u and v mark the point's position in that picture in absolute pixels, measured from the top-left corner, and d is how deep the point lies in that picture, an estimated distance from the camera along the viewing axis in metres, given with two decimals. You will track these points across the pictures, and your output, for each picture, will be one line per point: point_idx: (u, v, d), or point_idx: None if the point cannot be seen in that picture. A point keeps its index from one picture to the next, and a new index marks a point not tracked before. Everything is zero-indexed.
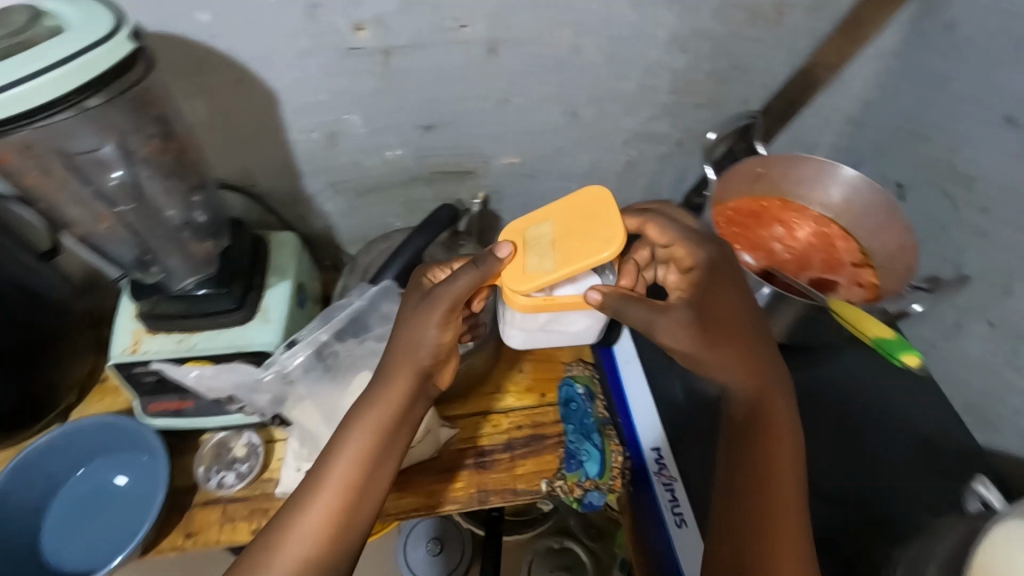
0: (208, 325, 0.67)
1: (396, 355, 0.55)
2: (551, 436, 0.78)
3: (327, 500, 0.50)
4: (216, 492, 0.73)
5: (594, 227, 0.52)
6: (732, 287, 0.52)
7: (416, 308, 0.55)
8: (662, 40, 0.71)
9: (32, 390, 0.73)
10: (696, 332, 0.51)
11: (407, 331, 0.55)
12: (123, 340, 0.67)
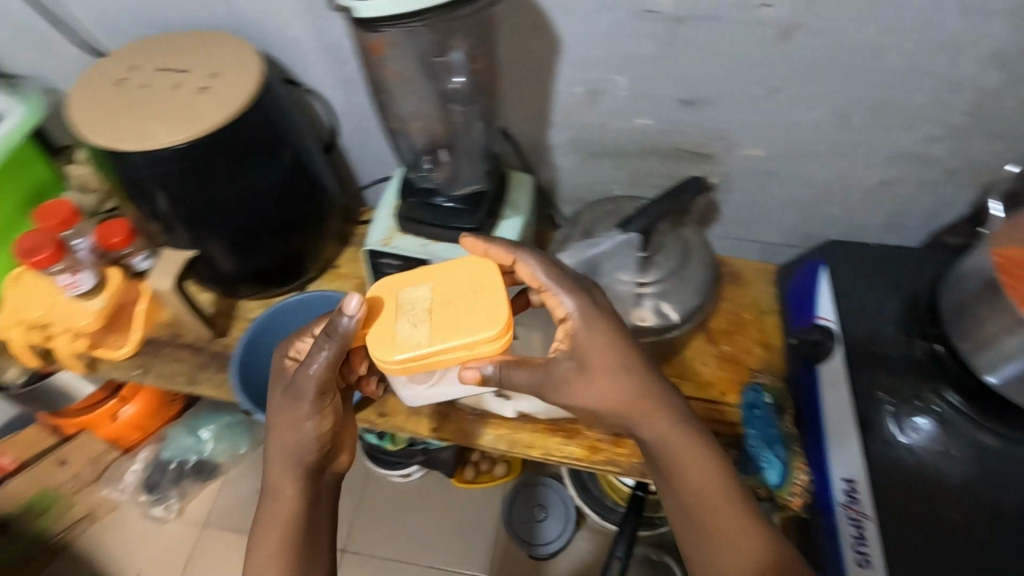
0: (450, 238, 0.75)
1: (281, 449, 0.58)
2: (726, 435, 0.77)
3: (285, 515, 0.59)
4: None
5: (472, 302, 0.57)
6: (612, 341, 0.57)
7: (277, 414, 0.59)
8: (981, 54, 0.64)
9: (289, 257, 0.87)
10: (641, 407, 0.57)
11: (273, 433, 0.59)
12: (379, 233, 0.76)
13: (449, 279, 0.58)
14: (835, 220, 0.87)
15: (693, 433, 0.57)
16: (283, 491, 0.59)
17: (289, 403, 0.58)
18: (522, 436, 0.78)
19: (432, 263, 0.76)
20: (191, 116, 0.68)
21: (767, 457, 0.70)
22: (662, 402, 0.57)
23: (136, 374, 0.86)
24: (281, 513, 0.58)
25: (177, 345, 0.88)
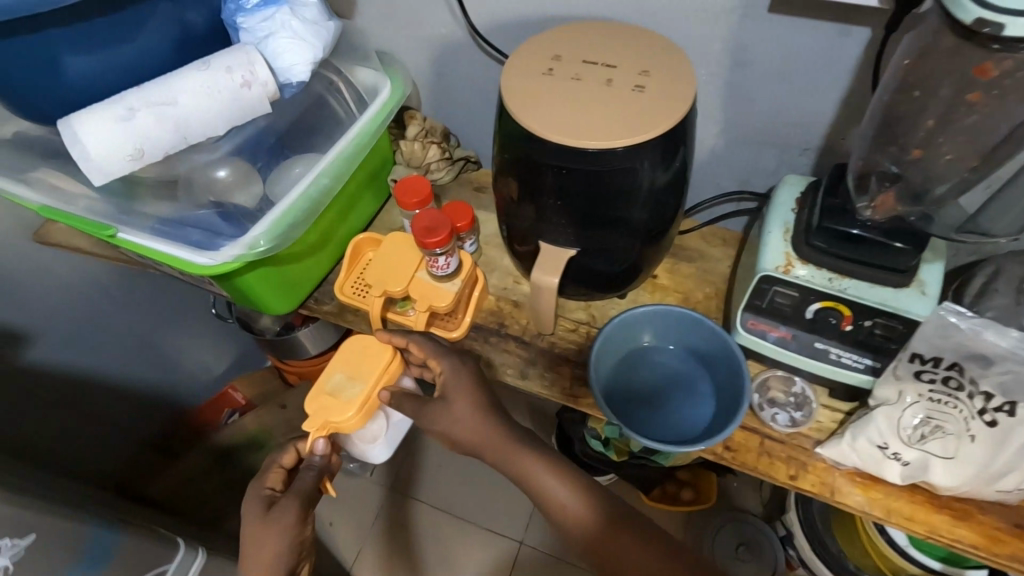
0: (865, 274, 0.67)
1: (258, 552, 0.66)
2: None
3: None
4: (767, 424, 0.76)
5: (363, 364, 0.79)
6: (544, 461, 0.68)
7: (258, 522, 0.67)
8: None
9: (633, 264, 0.81)
10: (527, 466, 0.68)
11: (253, 549, 0.67)
12: (777, 256, 0.70)
13: (354, 362, 0.79)
14: None
15: (493, 423, 0.70)
16: (263, 565, 0.66)
17: (272, 520, 0.67)
18: (902, 505, 0.70)
19: (839, 301, 0.68)
20: (634, 116, 0.64)
21: None
22: (553, 461, 0.69)
23: None
24: (256, 575, 0.67)
25: (506, 335, 0.87)
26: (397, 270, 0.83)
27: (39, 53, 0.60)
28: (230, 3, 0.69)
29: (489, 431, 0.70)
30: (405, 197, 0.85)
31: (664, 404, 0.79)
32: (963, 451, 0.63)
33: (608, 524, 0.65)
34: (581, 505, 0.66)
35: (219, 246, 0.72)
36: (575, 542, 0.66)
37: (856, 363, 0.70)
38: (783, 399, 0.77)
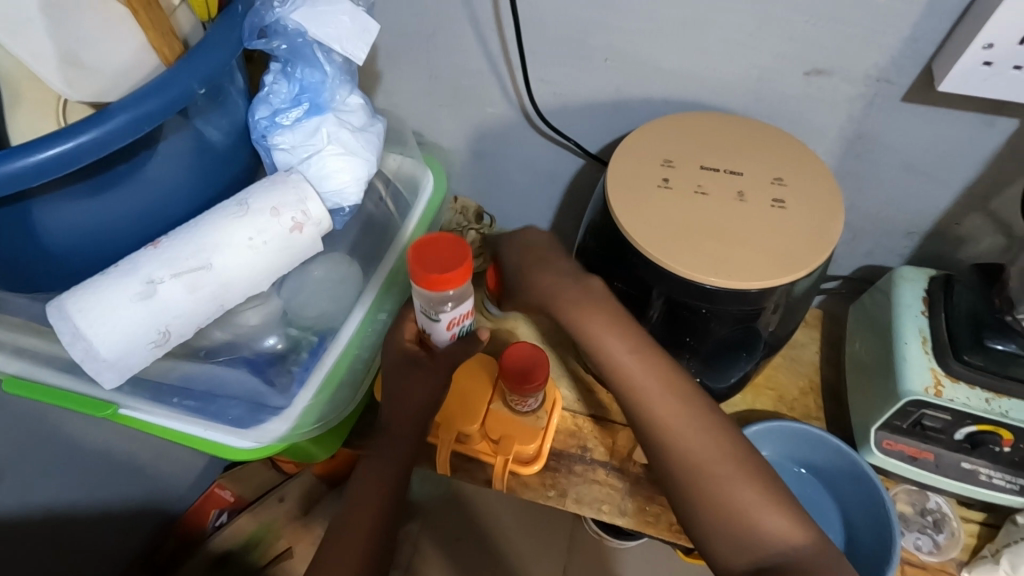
0: None
1: (403, 403, 0.58)
2: None
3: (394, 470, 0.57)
4: (916, 552, 0.67)
5: None
6: (613, 319, 0.55)
7: (407, 373, 0.59)
8: None
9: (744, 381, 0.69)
10: (590, 328, 0.55)
11: (399, 394, 0.59)
12: (922, 375, 0.62)
13: None
14: None
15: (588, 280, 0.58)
16: (413, 398, 0.58)
17: (420, 372, 0.59)
18: None
19: (999, 425, 0.60)
20: (785, 244, 0.53)
21: None
22: (623, 323, 0.55)
23: (551, 495, 0.71)
24: (403, 413, 0.58)
25: (592, 462, 0.73)
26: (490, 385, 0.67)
27: (7, 214, 0.42)
28: (260, 117, 0.54)
29: (615, 319, 0.55)
30: (438, 275, 0.49)
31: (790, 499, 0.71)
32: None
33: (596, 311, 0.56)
34: (669, 403, 0.52)
35: (263, 422, 0.56)
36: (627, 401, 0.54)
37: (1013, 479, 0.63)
38: (918, 521, 0.69)
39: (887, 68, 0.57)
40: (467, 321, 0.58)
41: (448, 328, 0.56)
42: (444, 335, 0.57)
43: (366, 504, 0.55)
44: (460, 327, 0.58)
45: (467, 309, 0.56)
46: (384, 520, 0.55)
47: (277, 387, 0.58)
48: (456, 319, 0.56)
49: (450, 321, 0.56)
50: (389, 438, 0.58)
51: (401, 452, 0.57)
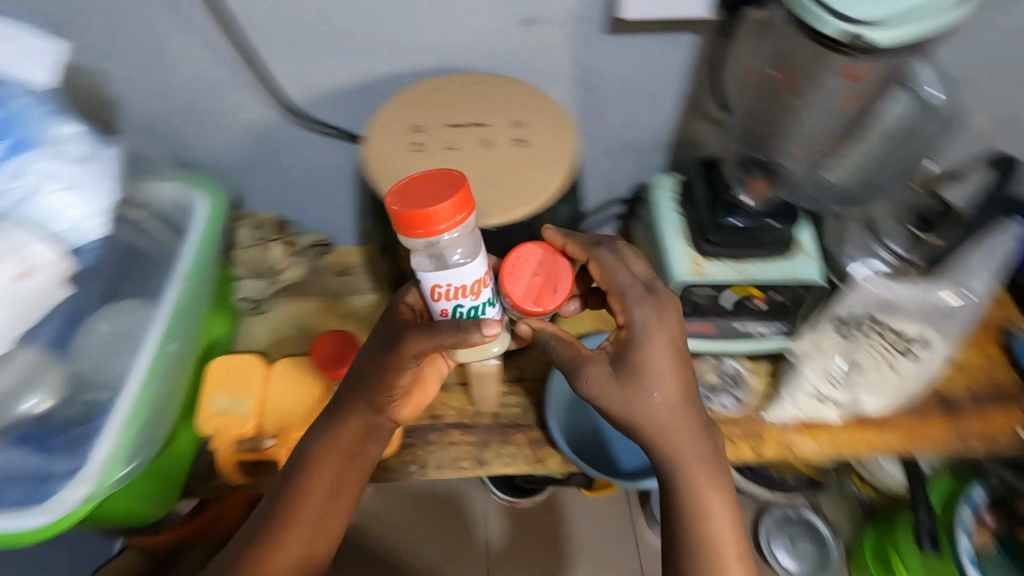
0: (763, 254, 0.71)
1: (365, 386, 0.59)
2: (1011, 392, 0.81)
3: (330, 469, 0.59)
4: (724, 412, 0.78)
5: (235, 372, 0.69)
6: (656, 318, 0.54)
7: (387, 340, 0.57)
8: None
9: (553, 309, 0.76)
10: (655, 367, 0.53)
11: (377, 376, 0.58)
12: (684, 262, 0.72)
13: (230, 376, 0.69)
14: None
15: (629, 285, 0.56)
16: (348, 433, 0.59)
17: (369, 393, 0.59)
18: (843, 436, 0.77)
19: (749, 287, 0.72)
20: (531, 179, 0.59)
21: None
22: (673, 351, 0.54)
23: (412, 469, 0.74)
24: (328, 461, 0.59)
25: (446, 427, 0.77)
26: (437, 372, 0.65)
27: None
28: None
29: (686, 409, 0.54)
30: (421, 209, 0.43)
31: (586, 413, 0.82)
32: (884, 368, 0.72)
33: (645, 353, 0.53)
34: (719, 483, 0.55)
35: (55, 493, 0.52)
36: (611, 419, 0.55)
37: (775, 330, 0.77)
38: (720, 383, 0.80)
39: (581, 8, 0.65)
40: (466, 300, 0.50)
41: (433, 296, 0.50)
42: (438, 308, 0.52)
43: (293, 509, 0.57)
44: (456, 305, 0.51)
45: (455, 280, 0.49)
46: (317, 526, 0.58)
47: (65, 454, 0.54)
48: (439, 285, 0.49)
49: (434, 285, 0.49)
50: (338, 424, 0.60)
51: (344, 448, 0.60)
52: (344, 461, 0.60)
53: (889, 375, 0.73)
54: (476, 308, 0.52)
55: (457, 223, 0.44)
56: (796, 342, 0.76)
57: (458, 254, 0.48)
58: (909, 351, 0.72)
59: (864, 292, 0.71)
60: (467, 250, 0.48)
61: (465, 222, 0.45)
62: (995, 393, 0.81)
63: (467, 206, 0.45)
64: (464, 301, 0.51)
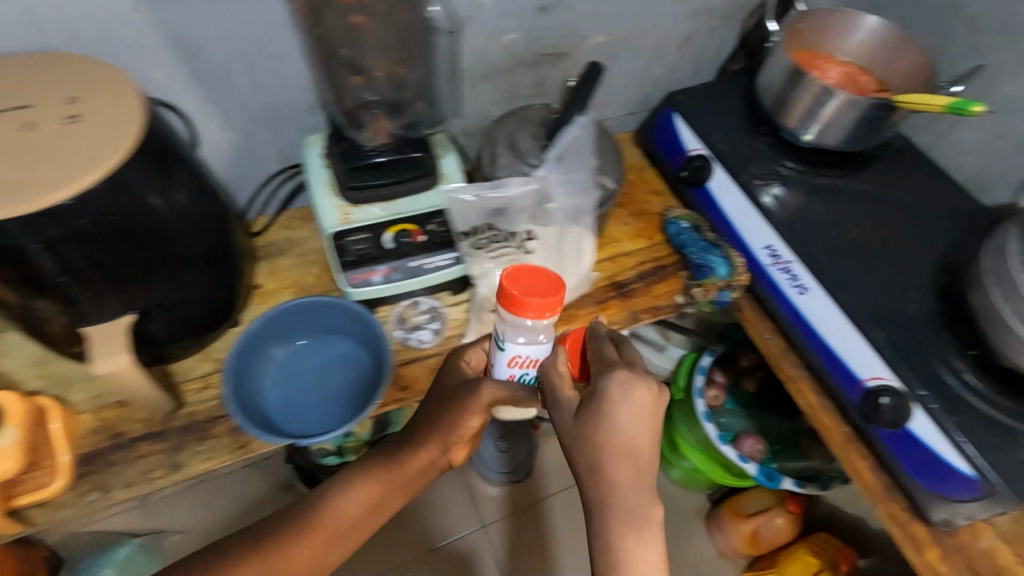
0: (406, 190, 0.77)
1: (434, 432, 0.73)
2: (669, 265, 0.95)
3: (371, 495, 0.73)
4: (419, 347, 0.83)
5: None
6: (629, 362, 0.63)
7: (462, 391, 0.72)
8: None
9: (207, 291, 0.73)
10: (566, 427, 0.60)
11: (444, 415, 0.73)
12: (333, 214, 0.73)
13: None
14: (659, 81, 1.08)
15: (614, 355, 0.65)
16: (365, 489, 0.73)
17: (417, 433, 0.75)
18: None
19: (400, 223, 0.76)
20: (83, 151, 0.55)
21: (713, 259, 0.90)
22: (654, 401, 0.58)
23: (93, 497, 0.69)
24: (352, 502, 0.73)
25: (132, 443, 0.73)
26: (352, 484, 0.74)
27: None
28: None
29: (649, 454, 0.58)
30: (525, 297, 0.64)
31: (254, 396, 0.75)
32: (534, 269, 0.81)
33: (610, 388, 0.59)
34: (627, 507, 0.56)
35: None
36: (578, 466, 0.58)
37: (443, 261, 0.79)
38: (418, 320, 0.85)
39: None
40: (532, 369, 0.71)
41: (508, 363, 0.70)
42: (505, 372, 0.71)
43: (319, 520, 0.71)
44: (521, 373, 0.71)
45: (535, 354, 0.69)
46: (318, 555, 0.69)
47: None
48: (520, 355, 0.69)
49: (514, 355, 0.69)
50: (405, 461, 0.74)
51: (396, 481, 0.74)
52: (378, 494, 0.74)
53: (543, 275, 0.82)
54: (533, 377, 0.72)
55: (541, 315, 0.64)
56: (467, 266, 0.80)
57: (542, 331, 0.69)
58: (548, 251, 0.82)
59: (486, 205, 0.80)
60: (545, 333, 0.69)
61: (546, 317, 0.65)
62: (655, 270, 0.95)
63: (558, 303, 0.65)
64: (531, 370, 0.71)
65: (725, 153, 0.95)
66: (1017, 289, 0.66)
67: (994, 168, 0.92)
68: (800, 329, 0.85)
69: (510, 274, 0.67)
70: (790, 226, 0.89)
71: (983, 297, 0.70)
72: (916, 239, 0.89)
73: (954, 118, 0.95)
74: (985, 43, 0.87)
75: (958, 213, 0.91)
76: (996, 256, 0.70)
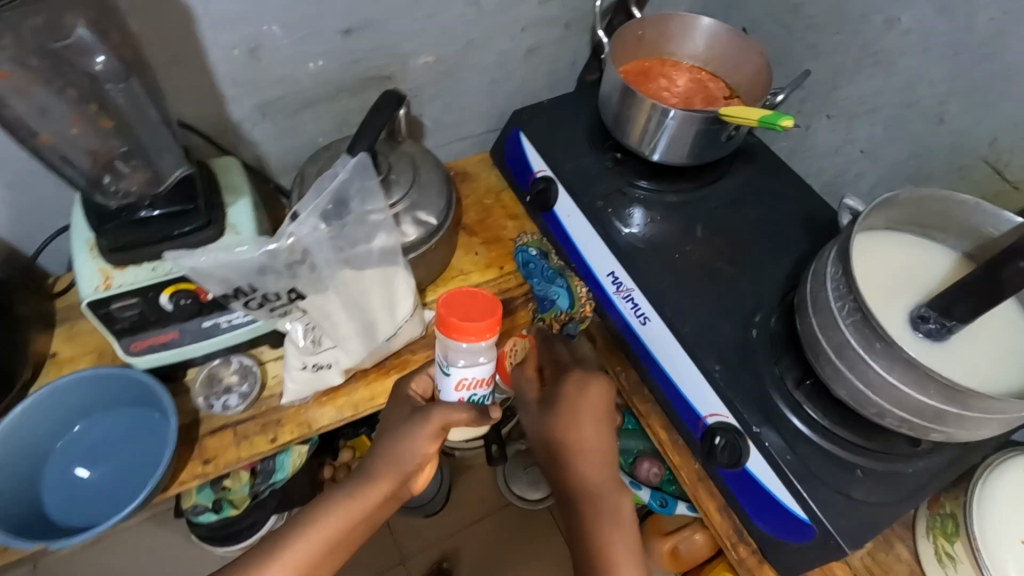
0: (183, 246, 0.68)
1: (391, 464, 0.61)
2: (518, 297, 0.90)
3: (341, 523, 0.59)
4: (223, 415, 0.75)
5: None
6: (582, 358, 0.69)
7: (404, 424, 0.62)
8: None
9: None
10: (569, 406, 0.62)
11: (393, 443, 0.62)
12: (91, 279, 0.65)
13: None
14: (513, 95, 1.01)
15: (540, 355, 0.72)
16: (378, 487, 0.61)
17: (411, 431, 0.61)
18: (361, 392, 0.79)
19: (177, 282, 0.67)
20: None
21: (555, 290, 0.84)
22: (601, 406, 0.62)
23: None
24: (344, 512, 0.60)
25: None
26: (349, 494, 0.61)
27: None
28: None
29: (593, 436, 0.61)
30: (453, 319, 0.56)
31: (20, 499, 0.68)
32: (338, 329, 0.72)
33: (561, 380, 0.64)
34: (604, 503, 0.59)
35: None
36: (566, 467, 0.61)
37: (243, 318, 0.72)
38: (229, 382, 0.77)
39: None
40: (480, 389, 0.62)
41: (455, 387, 0.61)
42: (453, 396, 0.62)
43: (324, 528, 0.58)
44: (470, 394, 0.62)
45: (479, 375, 0.60)
46: (312, 566, 0.58)
47: None
48: (464, 379, 0.59)
49: (460, 378, 0.60)
50: (362, 494, 0.60)
51: (365, 509, 0.60)
52: (365, 511, 0.61)
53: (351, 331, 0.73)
54: (487, 395, 0.63)
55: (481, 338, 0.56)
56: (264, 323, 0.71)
57: (465, 356, 0.59)
58: (353, 308, 0.72)
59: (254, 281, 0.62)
60: (485, 354, 0.59)
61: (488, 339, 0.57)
62: (503, 302, 0.89)
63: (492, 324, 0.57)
64: (477, 390, 0.62)
65: (569, 173, 0.89)
66: (831, 318, 0.61)
67: (849, 173, 0.87)
68: (645, 361, 0.80)
69: (444, 297, 0.58)
70: (635, 248, 0.82)
71: (805, 324, 0.66)
72: (768, 256, 0.83)
73: (808, 121, 0.89)
74: (826, 41, 0.82)
75: (812, 221, 0.86)
76: (818, 280, 0.65)
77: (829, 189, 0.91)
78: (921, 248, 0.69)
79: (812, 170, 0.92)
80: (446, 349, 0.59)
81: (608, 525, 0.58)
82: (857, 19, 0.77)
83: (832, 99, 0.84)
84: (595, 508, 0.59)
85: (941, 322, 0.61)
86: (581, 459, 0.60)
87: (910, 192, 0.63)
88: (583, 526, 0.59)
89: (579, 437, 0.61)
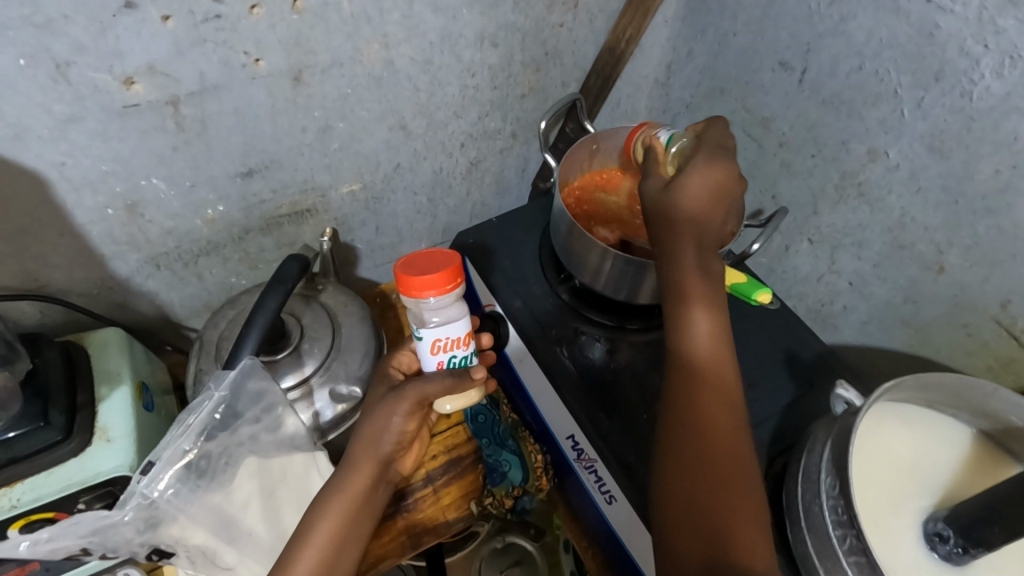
0: (34, 469, 0.54)
1: (373, 445, 0.56)
2: (467, 456, 0.76)
3: (345, 510, 0.55)
4: None
5: None
6: (708, 180, 0.54)
7: (381, 402, 0.56)
8: (466, 54, 0.69)
9: None
10: (688, 283, 0.53)
11: (369, 422, 0.56)
12: None
13: None
14: (457, 209, 0.89)
15: (717, 186, 0.54)
16: (372, 432, 0.56)
17: (387, 399, 0.56)
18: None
19: (26, 515, 0.54)
20: None
21: (506, 459, 0.75)
22: (717, 295, 0.54)
23: None
24: (353, 478, 0.56)
25: None
26: (368, 421, 0.56)
27: None
28: None
29: (701, 288, 0.53)
30: (408, 276, 0.51)
31: None
32: (227, 558, 0.58)
33: (703, 252, 0.54)
34: (707, 401, 0.51)
35: None
36: (686, 360, 0.52)
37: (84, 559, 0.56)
38: None
39: None
40: (460, 350, 0.54)
41: (431, 351, 0.53)
42: (432, 363, 0.54)
43: (348, 492, 0.55)
44: (450, 357, 0.54)
45: (456, 332, 0.53)
46: (331, 560, 0.54)
47: None
48: (438, 339, 0.52)
49: (434, 339, 0.52)
50: (356, 469, 0.56)
51: (360, 494, 0.56)
52: (356, 502, 0.56)
53: (243, 560, 0.59)
54: (468, 356, 0.55)
55: (443, 289, 0.51)
56: (114, 559, 0.57)
57: (438, 313, 0.53)
58: (238, 537, 0.59)
59: (99, 541, 0.52)
60: (452, 309, 0.53)
61: (452, 291, 0.52)
62: (450, 466, 0.75)
63: (453, 277, 0.51)
64: (457, 351, 0.54)
65: (519, 312, 0.77)
66: (828, 546, 0.51)
67: (836, 303, 0.76)
68: (614, 545, 0.67)
69: (407, 262, 0.54)
70: (606, 398, 0.70)
71: (799, 541, 0.54)
72: (751, 409, 0.70)
73: (787, 241, 0.78)
74: (805, 162, 0.71)
75: (799, 360, 0.74)
76: (810, 486, 0.54)
77: (814, 314, 0.80)
78: (931, 425, 0.60)
79: (795, 291, 0.81)
80: (415, 310, 0.54)
81: (714, 419, 0.50)
82: (835, 146, 0.66)
83: (811, 223, 0.74)
84: (700, 396, 0.51)
85: (964, 547, 0.51)
86: (712, 361, 0.52)
87: (915, 377, 0.54)
88: (687, 432, 0.50)
89: (690, 209, 0.53)
